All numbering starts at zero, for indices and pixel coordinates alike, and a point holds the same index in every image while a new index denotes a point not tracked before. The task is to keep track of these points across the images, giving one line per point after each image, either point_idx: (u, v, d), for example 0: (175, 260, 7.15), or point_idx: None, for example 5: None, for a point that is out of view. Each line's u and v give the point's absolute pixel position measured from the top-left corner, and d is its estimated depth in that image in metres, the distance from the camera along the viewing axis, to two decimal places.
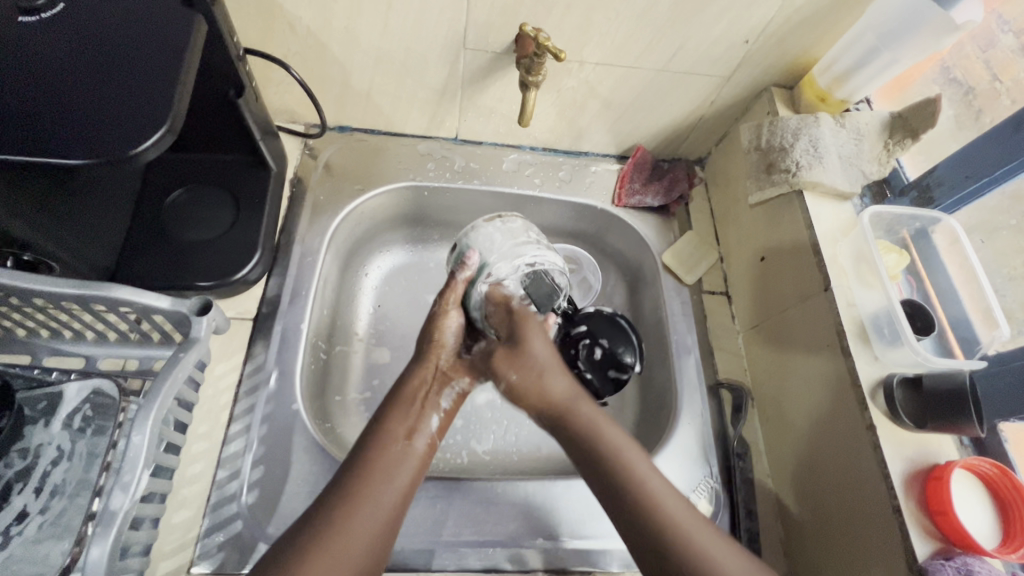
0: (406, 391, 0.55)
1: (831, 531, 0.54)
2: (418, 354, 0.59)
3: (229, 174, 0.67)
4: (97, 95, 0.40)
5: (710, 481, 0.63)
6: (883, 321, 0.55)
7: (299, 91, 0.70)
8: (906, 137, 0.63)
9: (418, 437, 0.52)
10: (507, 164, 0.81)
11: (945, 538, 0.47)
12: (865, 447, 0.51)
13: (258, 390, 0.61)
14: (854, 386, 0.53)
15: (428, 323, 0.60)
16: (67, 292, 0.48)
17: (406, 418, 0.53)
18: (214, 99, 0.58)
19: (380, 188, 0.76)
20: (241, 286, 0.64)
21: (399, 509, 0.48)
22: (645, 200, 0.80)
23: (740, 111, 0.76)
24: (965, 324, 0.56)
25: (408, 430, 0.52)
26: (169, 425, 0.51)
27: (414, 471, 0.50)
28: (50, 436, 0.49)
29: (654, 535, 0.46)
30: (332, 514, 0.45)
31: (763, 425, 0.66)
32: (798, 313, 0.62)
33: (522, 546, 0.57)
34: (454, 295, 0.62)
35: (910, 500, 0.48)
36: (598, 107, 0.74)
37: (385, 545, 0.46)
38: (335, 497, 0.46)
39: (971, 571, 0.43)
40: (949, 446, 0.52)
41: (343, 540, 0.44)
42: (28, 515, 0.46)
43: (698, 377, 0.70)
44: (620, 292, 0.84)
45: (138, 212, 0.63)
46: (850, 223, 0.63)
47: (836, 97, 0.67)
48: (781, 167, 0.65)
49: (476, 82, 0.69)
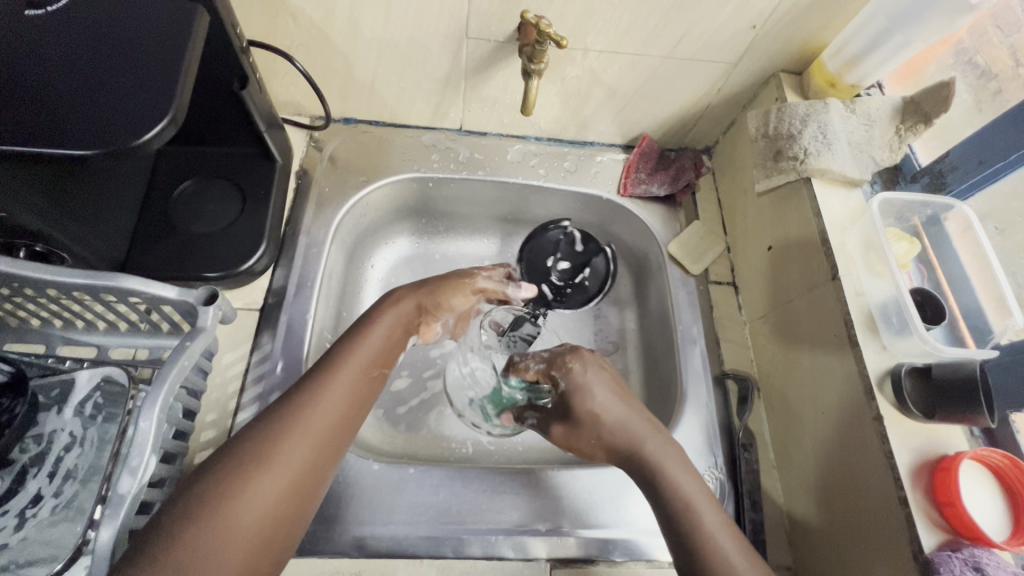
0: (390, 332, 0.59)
1: (844, 538, 0.53)
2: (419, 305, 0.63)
3: (234, 166, 0.67)
4: (102, 87, 0.41)
5: (715, 472, 0.62)
6: (891, 310, 0.54)
7: (303, 83, 0.71)
8: (919, 123, 0.61)
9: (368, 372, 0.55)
10: (512, 155, 0.80)
11: (953, 530, 0.46)
12: (871, 437, 0.51)
13: (264, 379, 0.62)
14: (861, 376, 0.53)
15: (445, 289, 0.65)
16: (76, 282, 0.49)
17: (366, 356, 0.55)
18: (218, 90, 0.59)
19: (384, 179, 0.76)
20: (248, 277, 0.65)
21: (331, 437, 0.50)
22: (651, 189, 0.80)
23: (748, 98, 0.74)
24: (977, 314, 0.54)
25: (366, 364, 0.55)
26: (178, 413, 0.52)
27: (356, 406, 0.53)
28: (62, 422, 0.50)
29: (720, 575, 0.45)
30: (276, 423, 0.48)
31: (769, 416, 0.66)
32: (803, 303, 0.62)
33: (525, 535, 0.58)
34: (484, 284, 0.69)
35: (917, 492, 0.47)
36: (602, 96, 0.73)
37: (307, 477, 0.48)
38: (275, 413, 0.49)
39: (979, 563, 0.42)
40: (959, 437, 0.51)
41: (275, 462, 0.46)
42: (42, 498, 0.47)
43: (703, 367, 0.69)
44: (626, 283, 0.83)
45: (147, 205, 0.64)
46: (859, 210, 0.62)
47: (846, 82, 0.65)
48: (788, 154, 0.64)
49: (480, 71, 0.69)
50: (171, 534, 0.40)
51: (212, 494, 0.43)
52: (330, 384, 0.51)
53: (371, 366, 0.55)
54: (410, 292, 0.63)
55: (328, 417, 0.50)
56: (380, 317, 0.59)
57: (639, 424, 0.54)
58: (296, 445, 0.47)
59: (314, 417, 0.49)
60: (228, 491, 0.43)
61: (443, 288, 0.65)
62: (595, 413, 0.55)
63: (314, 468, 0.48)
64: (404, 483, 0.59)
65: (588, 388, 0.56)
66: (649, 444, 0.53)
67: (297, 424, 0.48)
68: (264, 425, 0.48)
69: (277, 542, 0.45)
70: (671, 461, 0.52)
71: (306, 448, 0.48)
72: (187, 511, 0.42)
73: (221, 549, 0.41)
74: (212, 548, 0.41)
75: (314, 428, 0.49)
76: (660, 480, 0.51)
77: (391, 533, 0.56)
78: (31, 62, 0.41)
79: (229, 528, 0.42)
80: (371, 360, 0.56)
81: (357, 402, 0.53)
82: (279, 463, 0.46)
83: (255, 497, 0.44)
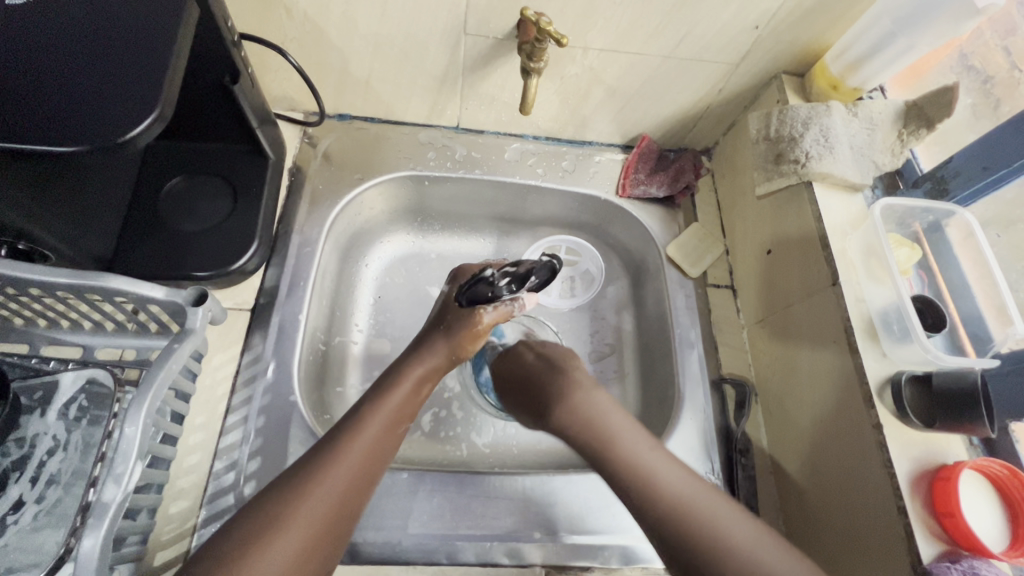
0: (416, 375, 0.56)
1: (843, 551, 0.52)
2: (453, 333, 0.59)
3: (225, 162, 0.66)
4: (85, 81, 0.40)
5: (711, 477, 0.62)
6: (892, 317, 0.54)
7: (297, 78, 0.69)
8: (921, 128, 0.60)
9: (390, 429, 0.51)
10: (509, 154, 0.79)
11: (951, 540, 0.45)
12: (870, 445, 0.50)
13: (255, 381, 0.60)
14: (860, 383, 0.52)
15: (464, 322, 0.60)
16: (62, 282, 0.48)
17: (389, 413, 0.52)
18: (209, 85, 0.57)
19: (379, 177, 0.75)
20: (239, 277, 0.64)
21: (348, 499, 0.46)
22: (650, 190, 0.79)
23: (750, 99, 0.74)
24: (977, 321, 0.54)
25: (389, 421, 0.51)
26: (165, 417, 0.51)
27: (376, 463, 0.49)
28: (46, 425, 0.49)
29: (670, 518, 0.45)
30: (292, 484, 0.45)
31: (767, 421, 0.65)
32: (803, 308, 0.61)
33: (520, 541, 0.57)
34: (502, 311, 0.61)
35: (916, 501, 0.47)
36: (602, 95, 0.72)
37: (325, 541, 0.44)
38: (292, 473, 0.46)
39: (978, 574, 0.42)
40: (958, 446, 0.51)
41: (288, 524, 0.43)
42: (24, 504, 0.46)
43: (701, 371, 0.68)
44: (624, 284, 0.83)
45: (134, 201, 0.62)
46: (861, 215, 0.61)
47: (849, 85, 0.65)
48: (789, 157, 0.63)
49: (478, 68, 0.68)
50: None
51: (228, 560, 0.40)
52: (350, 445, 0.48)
53: (396, 420, 0.52)
54: (436, 338, 0.59)
55: (346, 476, 0.47)
56: (407, 368, 0.56)
57: (594, 395, 0.57)
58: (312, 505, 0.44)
59: (332, 476, 0.46)
60: (243, 557, 0.41)
61: (459, 336, 0.59)
62: (588, 420, 0.54)
63: (332, 536, 0.45)
64: (397, 488, 0.58)
65: (600, 415, 0.54)
66: (597, 404, 0.55)
67: (312, 484, 0.45)
68: (283, 488, 0.45)
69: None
70: (622, 429, 0.53)
71: (323, 510, 0.45)
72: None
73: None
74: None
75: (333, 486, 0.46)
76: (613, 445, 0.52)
77: (384, 539, 0.55)
78: (10, 52, 0.39)
79: None
80: (397, 415, 0.52)
81: (377, 460, 0.49)
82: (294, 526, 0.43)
83: (267, 565, 0.41)
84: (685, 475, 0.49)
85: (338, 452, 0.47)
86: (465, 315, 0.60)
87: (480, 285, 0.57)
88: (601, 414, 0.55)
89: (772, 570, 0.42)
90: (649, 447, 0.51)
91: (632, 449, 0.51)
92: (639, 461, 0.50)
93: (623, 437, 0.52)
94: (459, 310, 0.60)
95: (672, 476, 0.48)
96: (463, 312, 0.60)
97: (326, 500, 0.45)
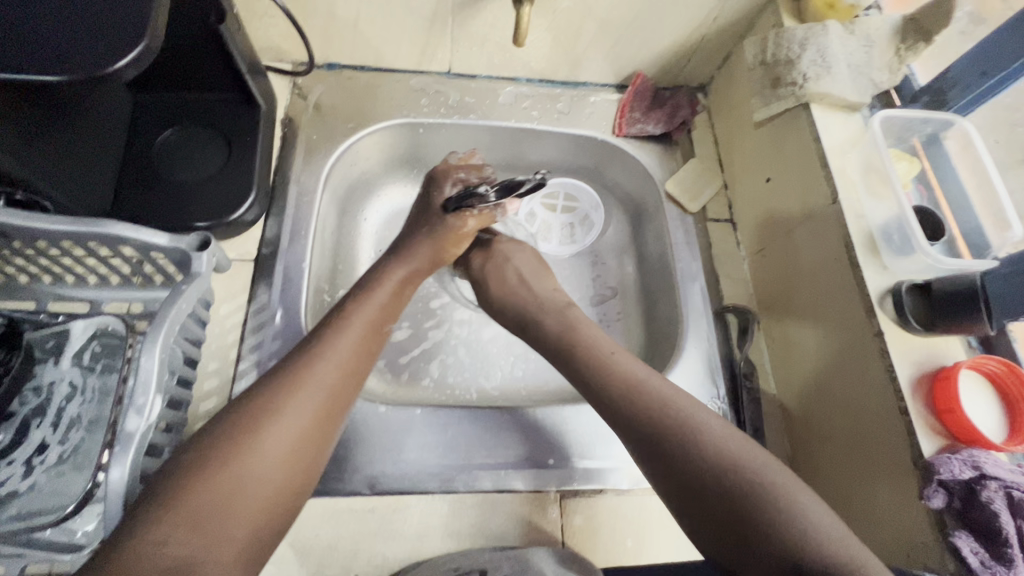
0: (394, 276, 0.60)
1: (848, 460, 0.54)
2: (431, 234, 0.64)
3: (217, 113, 0.65)
4: (68, 12, 0.39)
5: (717, 402, 0.64)
6: (893, 229, 0.54)
7: (283, 24, 0.67)
8: (919, 41, 0.59)
9: (366, 333, 0.54)
10: (503, 98, 0.78)
11: (951, 435, 0.47)
12: (873, 354, 0.51)
13: (264, 328, 0.61)
14: (861, 296, 0.53)
15: (446, 230, 0.64)
16: (62, 227, 0.47)
17: (367, 321, 0.55)
18: (195, 27, 0.56)
19: (374, 126, 0.74)
20: (239, 228, 0.63)
21: (335, 396, 0.49)
22: (646, 128, 0.78)
23: (745, 27, 0.73)
24: (977, 231, 0.55)
25: (368, 325, 0.54)
26: (179, 359, 0.51)
27: (359, 366, 0.52)
28: (60, 373, 0.50)
29: (628, 402, 0.50)
30: (283, 380, 0.47)
31: (769, 345, 0.67)
32: (803, 231, 0.62)
33: (534, 469, 0.59)
34: (485, 216, 0.66)
35: (918, 403, 0.48)
36: (595, 29, 0.71)
37: (316, 436, 0.46)
38: (282, 370, 0.48)
39: (978, 464, 0.44)
40: (957, 348, 0.52)
41: (282, 415, 0.45)
42: (48, 447, 0.47)
43: (704, 302, 0.69)
44: (624, 225, 0.83)
45: (129, 152, 0.62)
46: (859, 134, 0.61)
47: (845, 2, 0.63)
48: (787, 81, 0.63)
49: (468, 5, 0.66)
50: (185, 479, 0.40)
51: (228, 442, 0.43)
52: (332, 346, 0.51)
53: (378, 321, 0.56)
54: (419, 240, 0.63)
55: (335, 372, 0.50)
56: (386, 273, 0.60)
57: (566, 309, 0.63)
58: (303, 399, 0.47)
59: (323, 366, 0.49)
60: (236, 449, 0.42)
61: (442, 237, 0.64)
62: (547, 330, 0.61)
63: (321, 432, 0.47)
64: (412, 423, 0.59)
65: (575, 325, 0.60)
66: (580, 320, 0.61)
67: (303, 379, 0.47)
68: (274, 383, 0.47)
69: (284, 503, 0.44)
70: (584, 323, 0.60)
71: (318, 403, 0.47)
72: (202, 458, 0.41)
73: (228, 499, 0.40)
74: (222, 495, 0.40)
75: (324, 379, 0.48)
76: (580, 337, 0.58)
77: (402, 471, 0.57)
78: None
79: (249, 472, 0.42)
80: (376, 318, 0.56)
81: (358, 365, 0.52)
82: (288, 419, 0.45)
83: (264, 453, 0.43)
84: (636, 361, 0.54)
85: (326, 350, 0.50)
86: (447, 218, 0.64)
87: (473, 194, 0.63)
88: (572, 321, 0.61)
89: (704, 433, 0.46)
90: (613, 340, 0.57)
91: (590, 341, 0.57)
92: (603, 357, 0.54)
93: (587, 332, 0.58)
94: (448, 219, 0.64)
95: (633, 365, 0.53)
96: (448, 217, 0.64)
97: (315, 393, 0.47)
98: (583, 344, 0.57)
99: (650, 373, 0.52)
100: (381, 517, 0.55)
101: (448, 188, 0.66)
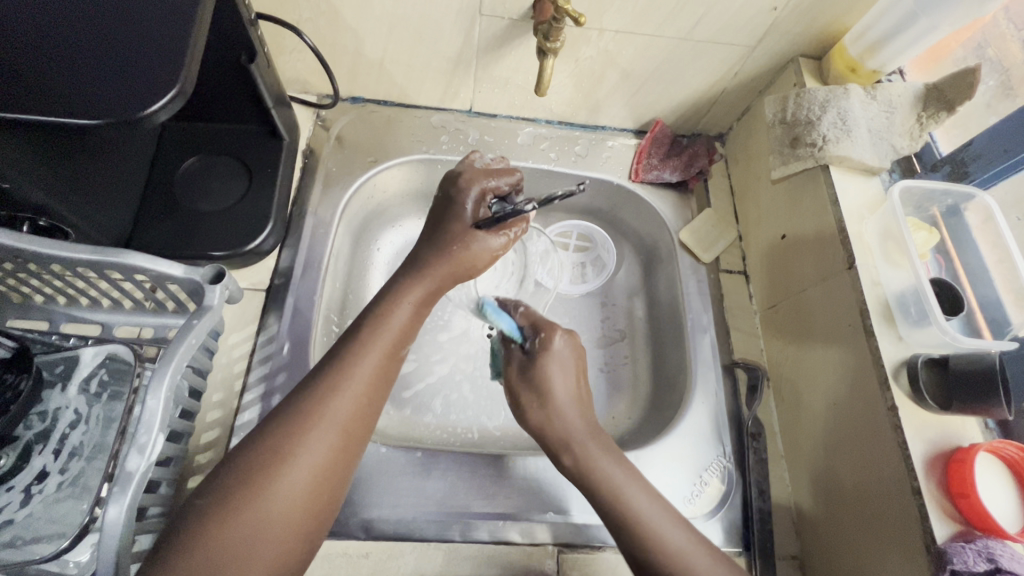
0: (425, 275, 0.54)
1: (859, 533, 0.52)
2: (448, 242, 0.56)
3: (241, 143, 0.66)
4: (107, 56, 0.39)
5: (722, 461, 0.62)
6: (909, 300, 0.53)
7: (312, 60, 0.69)
8: (941, 110, 0.59)
9: (381, 363, 0.48)
10: (523, 138, 0.79)
11: (966, 521, 0.46)
12: (885, 428, 0.50)
13: (271, 359, 0.61)
14: (875, 366, 0.52)
15: (477, 245, 0.56)
16: (83, 257, 0.48)
17: (381, 347, 0.49)
18: (227, 63, 0.57)
19: (393, 160, 0.75)
20: (254, 257, 0.64)
21: (350, 432, 0.45)
22: (663, 175, 0.78)
23: (764, 84, 0.73)
24: (995, 305, 0.54)
25: (384, 352, 0.49)
26: (184, 391, 0.51)
27: (375, 396, 0.47)
28: (66, 400, 0.50)
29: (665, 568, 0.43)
30: (296, 415, 0.44)
31: (778, 406, 0.66)
32: (817, 292, 0.61)
33: (531, 520, 0.57)
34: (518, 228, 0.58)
35: (932, 484, 0.47)
36: (616, 78, 0.72)
37: (333, 478, 0.44)
38: (298, 403, 0.45)
39: (993, 555, 0.42)
40: (973, 429, 0.51)
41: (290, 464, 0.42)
42: (47, 475, 0.47)
43: (713, 356, 0.68)
44: (636, 269, 0.82)
45: (154, 179, 0.63)
46: (878, 199, 0.61)
47: (868, 67, 0.64)
48: (806, 141, 0.63)
49: (492, 50, 0.67)
50: (193, 537, 0.38)
51: (235, 492, 0.40)
52: (347, 375, 0.46)
53: (398, 343, 0.50)
54: (430, 253, 0.55)
55: (352, 402, 0.46)
56: (407, 285, 0.53)
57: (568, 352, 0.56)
58: (314, 446, 0.43)
59: (339, 401, 0.45)
60: (247, 498, 0.40)
61: (468, 247, 0.55)
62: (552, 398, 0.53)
63: (339, 470, 0.44)
64: (410, 467, 0.59)
65: (648, 515, 0.46)
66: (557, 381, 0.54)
67: (315, 418, 0.44)
68: (284, 417, 0.44)
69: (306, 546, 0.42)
70: (570, 401, 0.53)
71: (330, 445, 0.44)
72: (207, 516, 0.39)
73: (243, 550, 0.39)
74: (233, 548, 0.38)
75: (339, 416, 0.45)
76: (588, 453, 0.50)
77: (398, 516, 0.56)
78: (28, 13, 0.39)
79: (262, 518, 0.40)
80: (401, 332, 0.51)
81: (375, 395, 0.47)
82: (302, 463, 0.42)
83: (278, 497, 0.41)
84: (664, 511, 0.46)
85: (343, 371, 0.46)
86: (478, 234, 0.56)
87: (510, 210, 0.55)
88: (557, 370, 0.55)
89: None
90: (626, 471, 0.49)
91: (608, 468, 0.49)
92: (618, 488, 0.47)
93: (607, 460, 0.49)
94: (481, 235, 0.56)
95: (672, 527, 0.45)
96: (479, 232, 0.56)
97: (331, 429, 0.44)
98: (608, 486, 0.48)
99: (685, 534, 0.45)
100: (375, 563, 0.54)
101: (476, 199, 0.57)
